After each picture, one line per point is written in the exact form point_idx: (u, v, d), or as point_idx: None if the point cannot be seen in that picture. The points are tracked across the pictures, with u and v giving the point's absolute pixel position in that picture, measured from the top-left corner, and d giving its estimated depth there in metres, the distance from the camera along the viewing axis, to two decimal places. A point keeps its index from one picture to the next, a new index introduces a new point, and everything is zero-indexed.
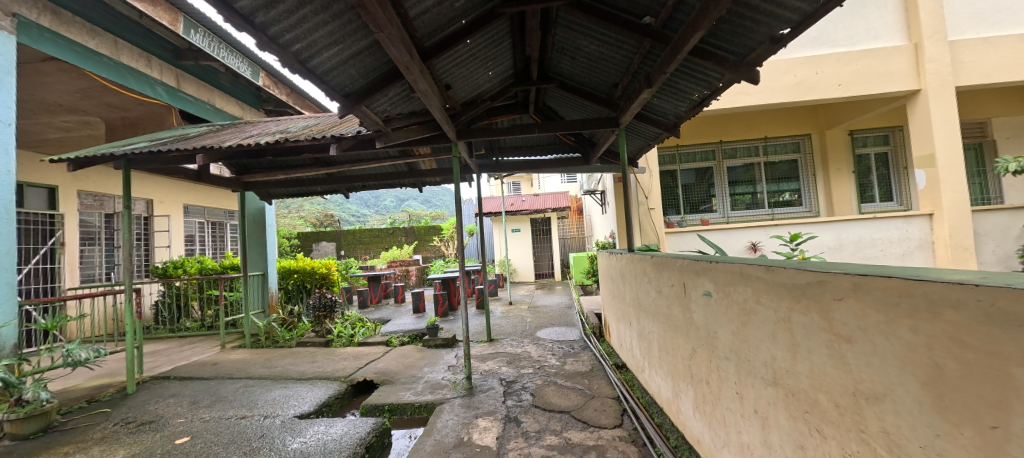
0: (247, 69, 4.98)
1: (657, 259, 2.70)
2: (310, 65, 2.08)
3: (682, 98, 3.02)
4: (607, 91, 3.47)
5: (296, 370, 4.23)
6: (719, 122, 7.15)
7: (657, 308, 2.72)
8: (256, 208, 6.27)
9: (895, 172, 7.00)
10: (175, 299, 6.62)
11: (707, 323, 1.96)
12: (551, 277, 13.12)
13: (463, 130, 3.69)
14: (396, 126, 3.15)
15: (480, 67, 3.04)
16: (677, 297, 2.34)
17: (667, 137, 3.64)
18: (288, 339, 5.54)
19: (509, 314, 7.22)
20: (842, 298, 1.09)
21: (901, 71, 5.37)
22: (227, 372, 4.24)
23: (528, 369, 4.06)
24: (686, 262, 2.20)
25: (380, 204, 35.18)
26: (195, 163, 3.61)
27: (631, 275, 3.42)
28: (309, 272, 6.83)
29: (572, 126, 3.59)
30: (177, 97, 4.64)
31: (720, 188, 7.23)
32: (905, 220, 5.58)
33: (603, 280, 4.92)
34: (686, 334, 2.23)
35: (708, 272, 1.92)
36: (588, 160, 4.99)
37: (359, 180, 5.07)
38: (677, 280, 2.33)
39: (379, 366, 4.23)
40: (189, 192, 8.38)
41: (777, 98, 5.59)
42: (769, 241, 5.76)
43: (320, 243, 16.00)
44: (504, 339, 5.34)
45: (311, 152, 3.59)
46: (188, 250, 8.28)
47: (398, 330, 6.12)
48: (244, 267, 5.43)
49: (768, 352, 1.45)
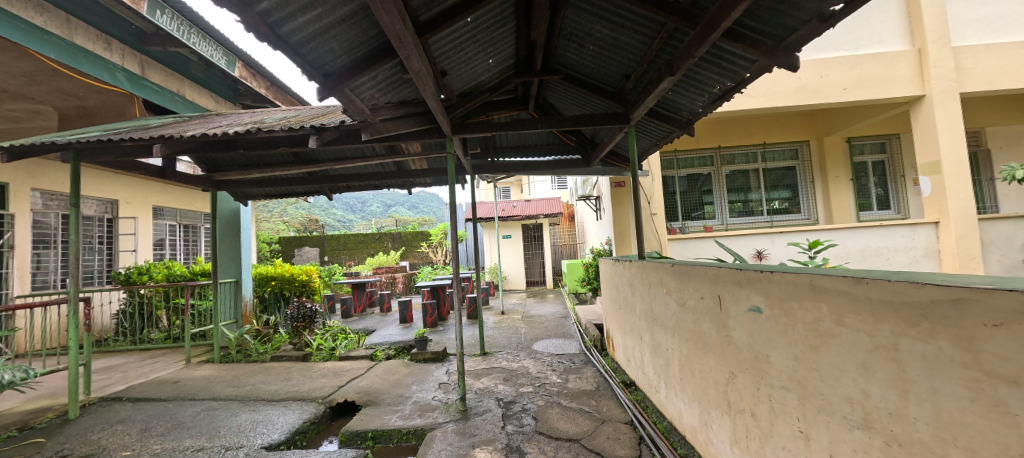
0: (221, 58, 4.60)
1: (678, 269, 2.41)
2: (281, 33, 1.69)
3: (700, 91, 2.77)
4: (616, 85, 3.21)
5: (268, 389, 3.77)
6: (718, 127, 6.99)
7: (679, 324, 2.41)
8: (230, 209, 5.76)
9: (892, 180, 6.93)
10: (138, 308, 6.05)
11: (753, 343, 1.67)
12: (543, 284, 12.81)
13: (458, 124, 3.35)
14: (384, 116, 2.79)
15: (480, 52, 2.73)
16: (708, 312, 2.05)
17: (679, 135, 3.39)
18: (262, 352, 5.05)
19: (503, 324, 6.85)
20: (1000, 324, 0.78)
21: (904, 76, 5.31)
22: (188, 392, 3.73)
23: (527, 387, 3.69)
24: (722, 272, 1.91)
25: (367, 210, 34.51)
26: (153, 156, 3.17)
27: (642, 285, 3.12)
28: (287, 279, 6.34)
29: (577, 122, 3.31)
30: (139, 85, 4.11)
31: (720, 194, 7.05)
32: (911, 228, 5.46)
33: (605, 289, 4.64)
34: (721, 355, 1.93)
35: (759, 284, 1.62)
36: (589, 162, 4.73)
37: (344, 180, 4.69)
38: (708, 292, 2.05)
39: (362, 385, 3.81)
40: (159, 192, 7.80)
41: (783, 102, 5.44)
42: (776, 248, 5.58)
43: (302, 248, 15.35)
44: (499, 352, 4.97)
45: (288, 145, 3.20)
46: (156, 255, 7.68)
47: (384, 342, 5.70)
48: (215, 273, 4.93)
49: (857, 384, 1.16)
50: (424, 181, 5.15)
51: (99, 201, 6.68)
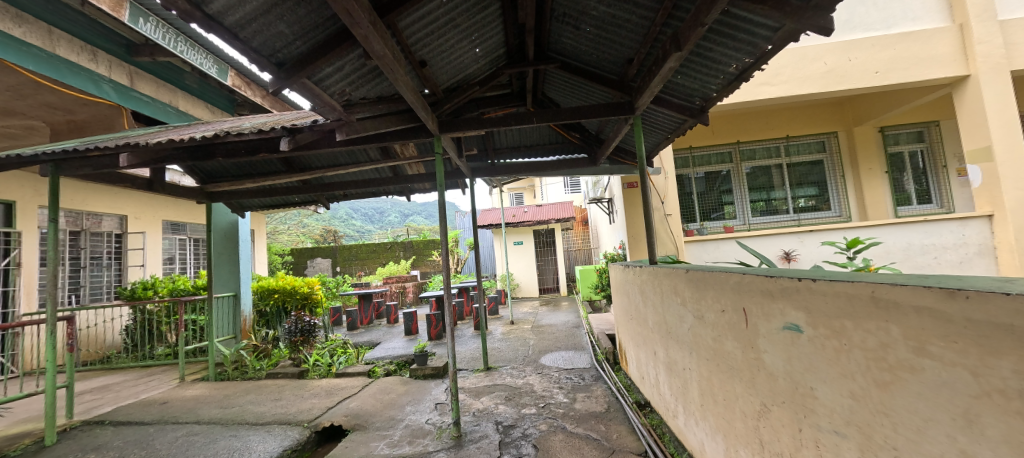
0: (211, 66, 4.48)
1: (694, 276, 2.05)
2: (211, 12, 1.46)
3: (713, 72, 2.47)
4: (619, 71, 2.90)
5: (254, 411, 3.55)
6: (735, 121, 6.55)
7: (697, 340, 2.05)
8: (228, 221, 5.65)
9: (932, 171, 6.33)
10: (142, 324, 6.00)
11: (789, 369, 1.32)
12: (556, 292, 12.40)
13: (446, 121, 3.11)
14: (361, 113, 2.56)
15: (462, 40, 2.47)
16: (731, 328, 1.69)
17: (691, 125, 3.06)
18: (258, 369, 4.87)
19: (511, 335, 6.51)
20: None
21: (945, 55, 4.80)
22: (173, 414, 3.56)
23: (530, 408, 3.34)
24: (747, 279, 1.55)
25: (382, 220, 34.87)
26: (126, 164, 3.02)
27: (654, 293, 2.77)
28: (289, 292, 6.08)
29: (575, 114, 3.02)
30: (128, 96, 4.08)
31: (739, 192, 6.58)
32: (960, 222, 4.89)
33: (616, 297, 4.27)
34: (750, 382, 1.57)
35: (799, 295, 1.26)
36: (595, 161, 4.40)
37: (338, 188, 4.51)
38: (730, 304, 1.70)
39: (352, 406, 3.53)
40: (168, 207, 7.88)
41: (807, 89, 4.99)
42: (806, 248, 5.09)
43: (314, 260, 15.38)
44: (503, 367, 4.63)
45: (267, 151, 3.01)
46: (165, 270, 7.73)
47: (385, 356, 5.45)
48: (211, 287, 4.82)
49: (951, 443, 0.80)
50: (422, 186, 4.92)
51: (106, 217, 6.74)
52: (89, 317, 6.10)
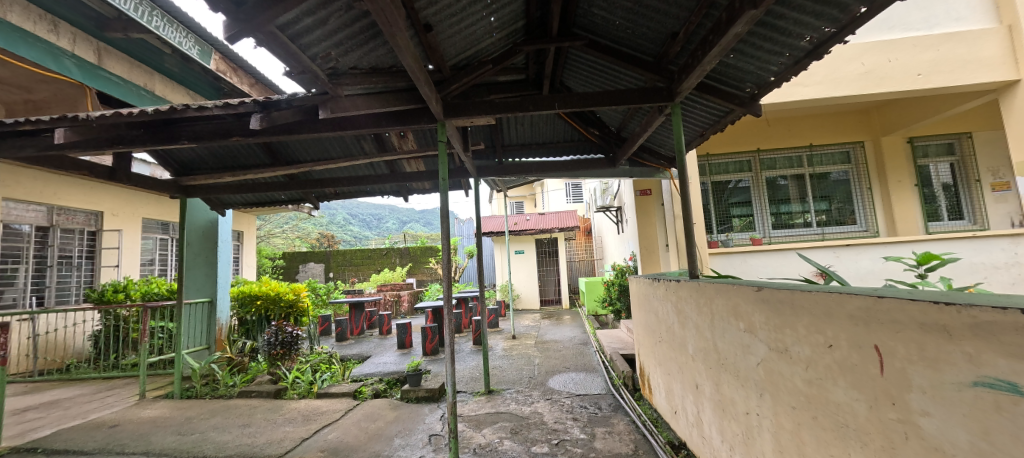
0: (192, 47, 4.06)
1: (775, 297, 1.57)
2: None
3: (779, 47, 2.05)
4: (657, 49, 2.48)
5: (216, 440, 3.00)
6: (756, 127, 6.18)
7: (776, 380, 1.58)
8: (206, 219, 5.16)
9: (964, 186, 5.90)
10: (110, 330, 5.44)
11: (983, 451, 0.81)
12: (558, 304, 11.83)
13: (451, 105, 2.66)
14: (348, 85, 2.13)
15: (477, 3, 2.04)
16: (849, 372, 1.20)
17: (738, 117, 2.64)
18: (230, 386, 4.32)
19: (513, 351, 5.97)
20: None
21: (992, 58, 4.45)
22: (120, 442, 3.00)
23: (541, 445, 2.82)
24: (887, 305, 1.05)
25: (381, 226, 34.43)
26: (60, 139, 2.53)
27: (699, 314, 2.29)
28: (272, 299, 5.43)
29: (603, 99, 2.59)
30: (94, 75, 3.61)
31: (761, 203, 6.13)
32: (1011, 240, 4.46)
33: (636, 312, 3.81)
34: (886, 454, 1.07)
35: (1020, 338, 0.73)
36: (614, 162, 3.96)
37: (328, 185, 4.05)
38: (845, 338, 1.21)
39: (331, 438, 2.99)
40: (151, 204, 7.39)
41: (843, 91, 4.61)
42: (843, 264, 4.64)
43: (307, 264, 14.81)
44: (507, 391, 4.11)
45: (241, 133, 2.57)
46: (142, 272, 7.20)
47: (375, 372, 4.92)
48: (179, 293, 4.32)
49: None
50: (421, 186, 4.48)
51: (78, 212, 6.24)
52: (52, 321, 5.55)
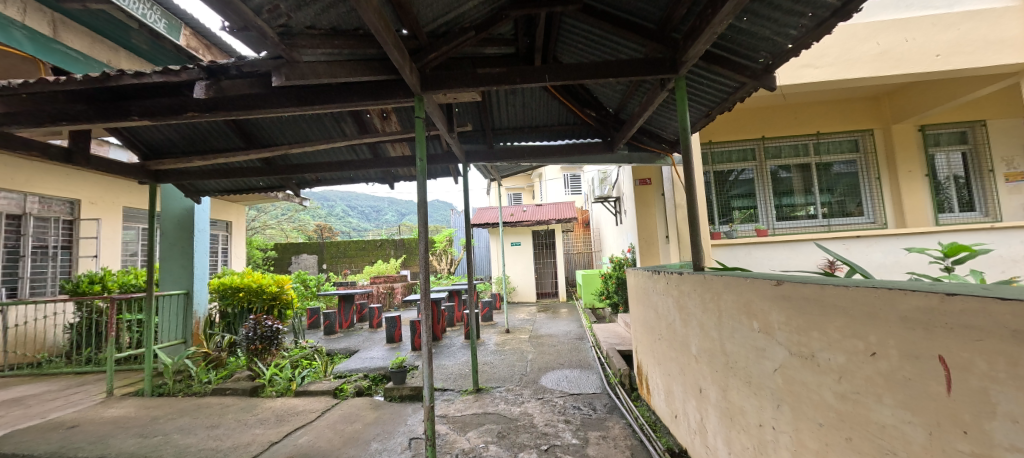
0: (158, 20, 3.73)
1: (799, 293, 1.32)
2: None
3: (801, 7, 1.78)
4: (659, 13, 2.20)
5: (178, 443, 2.78)
6: (763, 113, 5.87)
7: (799, 391, 1.34)
8: (183, 207, 4.92)
9: (977, 176, 5.64)
10: (86, 323, 5.21)
11: None
12: (555, 297, 11.63)
13: (429, 77, 2.38)
14: (305, 47, 1.85)
15: None
16: (897, 388, 0.96)
17: (749, 91, 2.37)
18: (205, 383, 4.09)
19: (506, 347, 5.76)
20: None
21: (1016, 37, 4.16)
22: (75, 445, 2.77)
23: (529, 451, 2.60)
24: (957, 305, 0.80)
25: (379, 218, 34.09)
26: None
27: (704, 312, 2.05)
28: (254, 291, 5.18)
29: (598, 71, 2.32)
30: (49, 46, 3.32)
31: (765, 194, 5.86)
32: None
33: (634, 305, 3.59)
34: None
35: None
36: (612, 146, 3.71)
37: (307, 170, 3.79)
38: (894, 345, 0.96)
39: (302, 441, 2.77)
40: (131, 193, 7.09)
41: (856, 72, 4.33)
42: (854, 256, 4.42)
43: (300, 256, 14.53)
44: (496, 389, 3.90)
45: (196, 109, 2.30)
46: (123, 262, 6.94)
47: (360, 368, 4.70)
48: (151, 285, 4.07)
49: None
50: (407, 172, 4.21)
51: (53, 200, 5.96)
52: (24, 313, 5.30)
